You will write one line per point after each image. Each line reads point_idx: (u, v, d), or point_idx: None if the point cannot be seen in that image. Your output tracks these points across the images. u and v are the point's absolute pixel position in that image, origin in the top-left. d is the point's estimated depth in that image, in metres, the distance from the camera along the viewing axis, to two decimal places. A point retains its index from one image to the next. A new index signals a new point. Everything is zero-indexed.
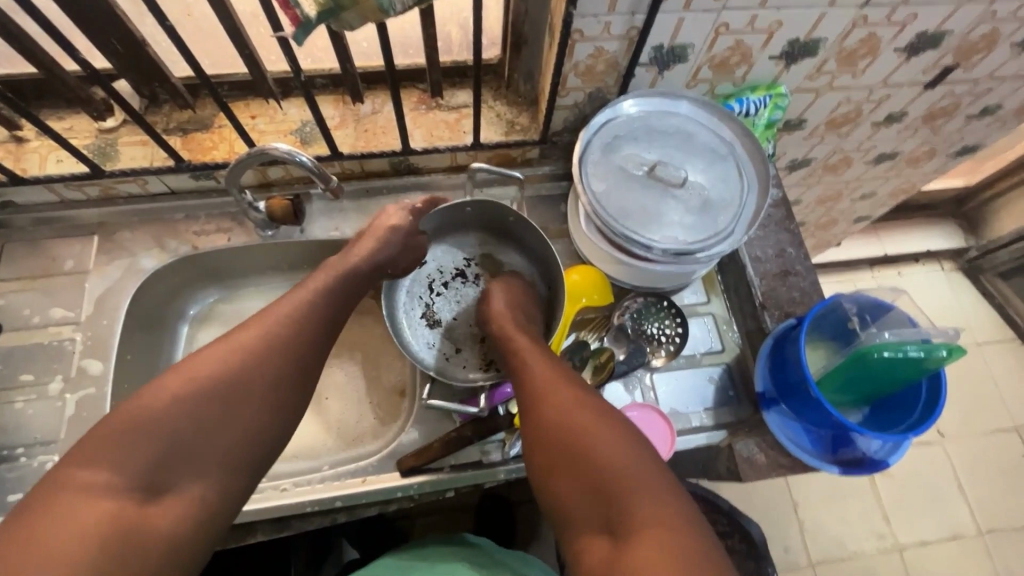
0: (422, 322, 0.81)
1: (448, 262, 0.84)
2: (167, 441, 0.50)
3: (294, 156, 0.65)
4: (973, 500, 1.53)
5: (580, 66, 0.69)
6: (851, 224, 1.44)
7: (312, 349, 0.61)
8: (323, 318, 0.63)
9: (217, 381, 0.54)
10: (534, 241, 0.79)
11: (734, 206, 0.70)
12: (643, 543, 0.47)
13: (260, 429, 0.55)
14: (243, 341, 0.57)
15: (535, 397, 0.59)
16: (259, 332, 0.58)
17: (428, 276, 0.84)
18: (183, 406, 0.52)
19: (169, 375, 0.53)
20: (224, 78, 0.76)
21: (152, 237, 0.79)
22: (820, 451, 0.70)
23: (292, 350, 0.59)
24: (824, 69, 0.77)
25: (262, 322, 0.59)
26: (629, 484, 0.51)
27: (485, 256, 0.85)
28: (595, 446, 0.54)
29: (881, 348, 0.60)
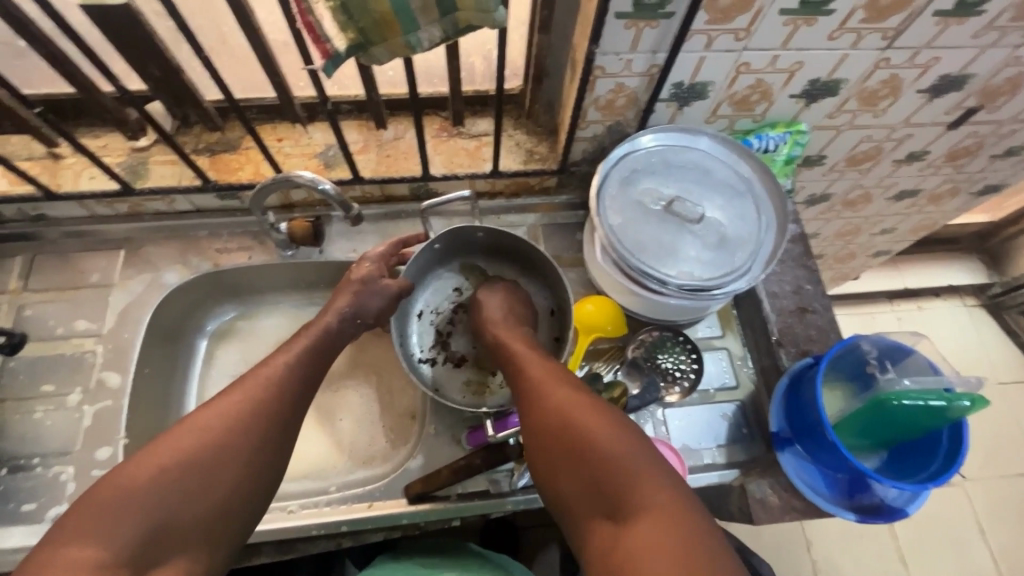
0: (449, 365, 0.81)
1: (439, 296, 0.84)
2: (159, 509, 0.49)
3: (318, 183, 0.67)
4: (996, 546, 1.48)
5: (600, 101, 0.70)
6: (870, 258, 1.42)
7: (299, 408, 0.61)
8: (307, 380, 0.63)
9: (207, 441, 0.53)
10: (521, 249, 0.81)
11: (751, 243, 0.69)
12: (640, 527, 0.47)
13: (252, 487, 0.54)
14: (232, 400, 0.56)
15: (528, 393, 0.60)
16: (248, 392, 0.57)
17: (433, 323, 0.83)
18: (177, 470, 0.50)
19: (156, 443, 0.52)
20: (253, 102, 0.78)
21: (176, 252, 0.81)
22: (835, 495, 0.68)
23: (279, 408, 0.58)
24: (845, 108, 0.77)
25: (249, 382, 0.58)
26: (622, 468, 0.50)
27: (472, 276, 0.85)
28: (585, 434, 0.53)
29: (902, 396, 0.60)
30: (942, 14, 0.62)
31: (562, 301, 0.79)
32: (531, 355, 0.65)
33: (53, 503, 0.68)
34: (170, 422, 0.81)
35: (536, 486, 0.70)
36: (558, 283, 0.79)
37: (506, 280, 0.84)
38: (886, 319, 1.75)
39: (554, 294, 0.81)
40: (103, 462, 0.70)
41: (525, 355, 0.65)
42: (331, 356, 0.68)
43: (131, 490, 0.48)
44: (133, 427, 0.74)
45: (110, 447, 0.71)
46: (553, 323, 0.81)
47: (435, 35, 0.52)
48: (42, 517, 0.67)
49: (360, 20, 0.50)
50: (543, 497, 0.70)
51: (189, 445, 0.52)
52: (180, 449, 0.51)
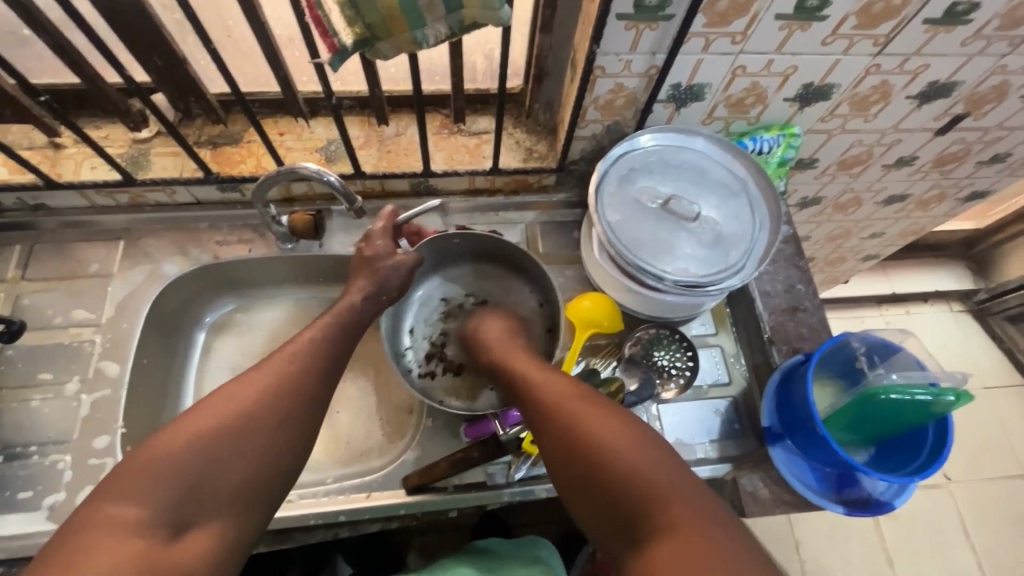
0: (449, 374, 0.82)
1: (427, 309, 0.86)
2: (192, 475, 0.50)
3: (323, 175, 0.68)
4: (980, 547, 1.50)
5: (600, 100, 0.71)
6: (860, 262, 1.45)
7: (329, 379, 0.61)
8: (338, 353, 0.64)
9: (239, 411, 0.54)
10: (498, 248, 0.83)
11: (745, 241, 0.71)
12: (666, 544, 0.48)
13: (280, 458, 0.55)
14: (265, 372, 0.57)
15: (541, 418, 0.60)
16: (279, 363, 0.59)
17: (426, 335, 0.85)
18: (211, 438, 0.52)
19: (193, 411, 0.53)
20: (257, 95, 0.79)
21: (175, 244, 0.82)
22: (824, 489, 0.70)
23: (309, 378, 0.59)
24: (837, 112, 0.79)
25: (282, 355, 0.59)
26: (644, 494, 0.51)
27: (457, 280, 0.87)
28: (604, 461, 0.54)
29: (888, 390, 0.61)
30: (931, 22, 0.64)
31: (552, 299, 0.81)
32: (540, 372, 0.65)
33: (50, 491, 0.68)
34: (167, 413, 0.81)
35: (533, 478, 0.71)
36: (541, 276, 0.81)
37: (489, 277, 0.86)
38: (874, 323, 1.79)
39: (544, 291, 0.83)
40: (101, 451, 0.70)
41: (533, 373, 0.65)
42: (360, 330, 0.69)
43: (167, 458, 0.50)
44: (131, 417, 0.74)
45: (108, 436, 0.71)
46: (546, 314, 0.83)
47: (441, 32, 0.53)
48: (39, 505, 0.67)
49: (368, 15, 0.51)
50: (538, 489, 0.71)
51: (222, 412, 0.53)
52: (215, 419, 0.53)
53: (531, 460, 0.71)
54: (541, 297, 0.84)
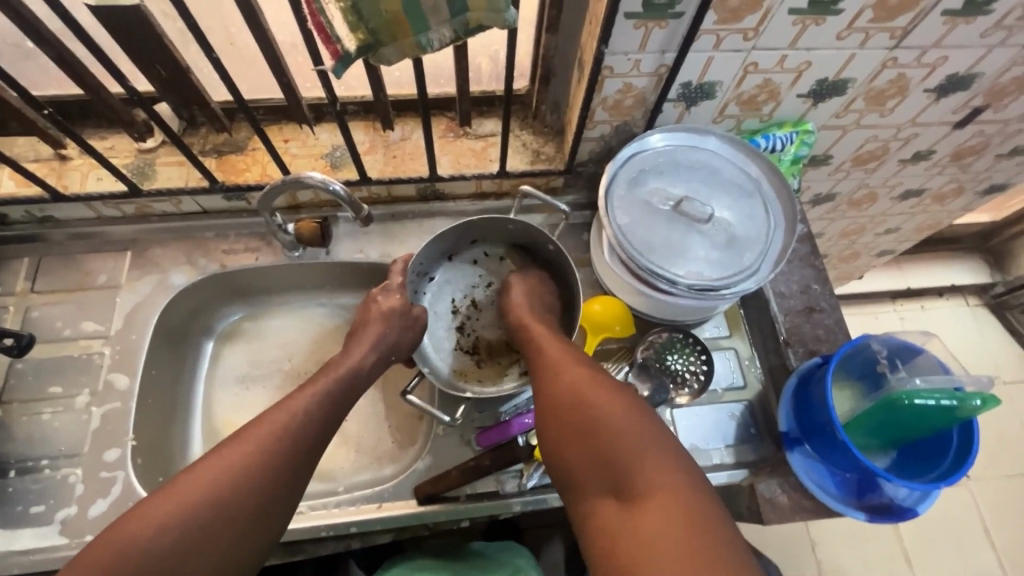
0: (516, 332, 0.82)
1: (460, 364, 0.81)
2: (166, 546, 0.50)
3: (328, 185, 0.67)
4: (1002, 546, 1.50)
5: (608, 101, 0.70)
6: (874, 258, 1.41)
7: (308, 448, 0.60)
8: (322, 427, 0.62)
9: (220, 488, 0.53)
10: (433, 248, 0.81)
11: (760, 243, 0.67)
12: (647, 509, 0.48)
13: (267, 529, 0.55)
14: (239, 447, 0.56)
15: (545, 378, 0.62)
16: (267, 434, 0.58)
17: (490, 353, 0.81)
18: (177, 519, 0.51)
19: (177, 482, 0.53)
20: (261, 102, 0.78)
21: (183, 254, 0.81)
22: (844, 495, 0.69)
23: (286, 451, 0.58)
24: (852, 108, 0.77)
25: (265, 423, 0.59)
26: (639, 458, 0.52)
27: (444, 314, 0.83)
28: (604, 422, 0.54)
29: (912, 395, 0.59)
30: (950, 13, 0.62)
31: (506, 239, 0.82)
32: (553, 340, 0.67)
33: (62, 506, 0.67)
34: (177, 424, 0.81)
35: (545, 487, 0.70)
36: (492, 226, 0.80)
37: (442, 287, 0.84)
38: (889, 319, 1.77)
39: (480, 245, 0.84)
40: (112, 464, 0.70)
41: (542, 338, 0.67)
42: (352, 398, 0.68)
43: (156, 526, 0.50)
44: (141, 429, 0.74)
45: (119, 449, 0.71)
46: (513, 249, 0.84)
47: (446, 36, 0.53)
48: (52, 519, 0.67)
49: (371, 20, 0.50)
50: (551, 498, 0.70)
51: (208, 490, 0.53)
52: (180, 498, 0.52)
53: (542, 468, 0.69)
54: (492, 244, 0.84)
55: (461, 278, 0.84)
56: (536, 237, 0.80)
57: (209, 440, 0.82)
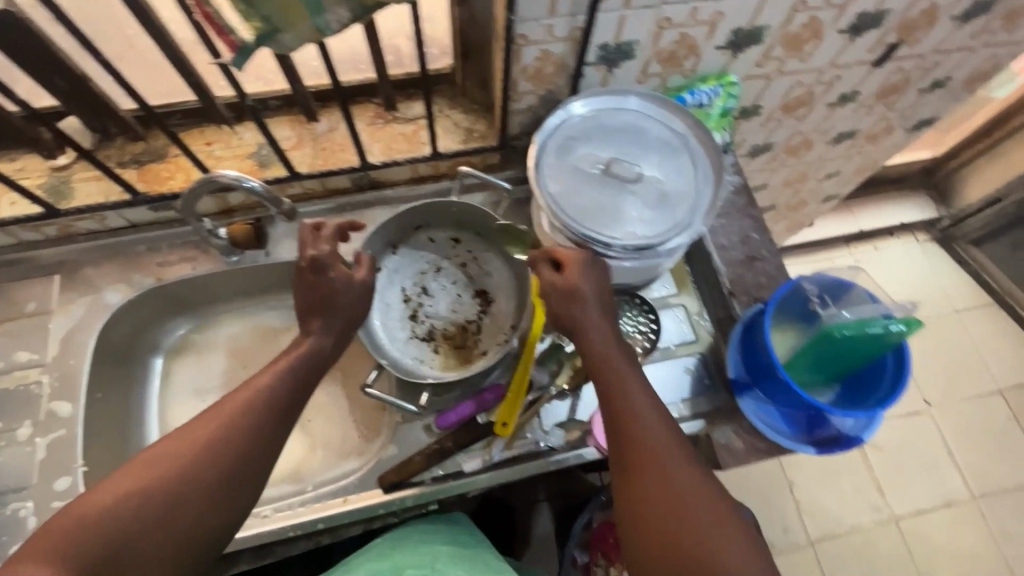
0: (473, 312, 0.81)
1: (417, 353, 0.79)
2: (125, 524, 0.49)
3: (243, 181, 0.65)
4: (964, 464, 1.59)
5: (528, 70, 0.70)
6: (821, 204, 1.44)
7: (272, 422, 0.59)
8: (286, 405, 0.61)
9: (180, 464, 0.53)
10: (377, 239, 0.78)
11: (691, 197, 0.68)
12: None
13: (225, 512, 0.55)
14: (202, 426, 0.56)
15: (641, 467, 0.56)
16: (230, 410, 0.57)
17: (447, 338, 0.80)
18: (140, 496, 0.51)
19: (140, 460, 0.53)
20: (175, 106, 0.75)
21: (116, 271, 0.79)
22: (795, 432, 0.71)
23: (249, 425, 0.57)
24: (771, 56, 0.78)
25: (230, 399, 0.59)
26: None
27: (395, 305, 0.80)
28: (708, 541, 0.51)
29: (842, 328, 0.61)
30: None
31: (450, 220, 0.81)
32: (644, 412, 0.59)
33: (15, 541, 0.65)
34: (133, 446, 0.79)
35: (509, 460, 0.71)
36: (434, 210, 0.79)
37: (390, 276, 0.81)
38: (845, 263, 1.82)
39: (423, 232, 0.82)
40: (64, 492, 0.68)
41: (633, 405, 0.59)
42: (313, 381, 0.65)
43: (116, 501, 0.50)
44: (91, 454, 0.72)
45: (70, 476, 0.69)
46: (457, 231, 0.83)
47: (343, 15, 0.51)
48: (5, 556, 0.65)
49: (262, 6, 0.49)
50: (515, 471, 0.71)
51: (171, 465, 0.53)
52: (139, 480, 0.52)
53: (504, 442, 0.71)
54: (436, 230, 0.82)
55: (409, 266, 0.82)
56: (483, 216, 0.79)
57: None
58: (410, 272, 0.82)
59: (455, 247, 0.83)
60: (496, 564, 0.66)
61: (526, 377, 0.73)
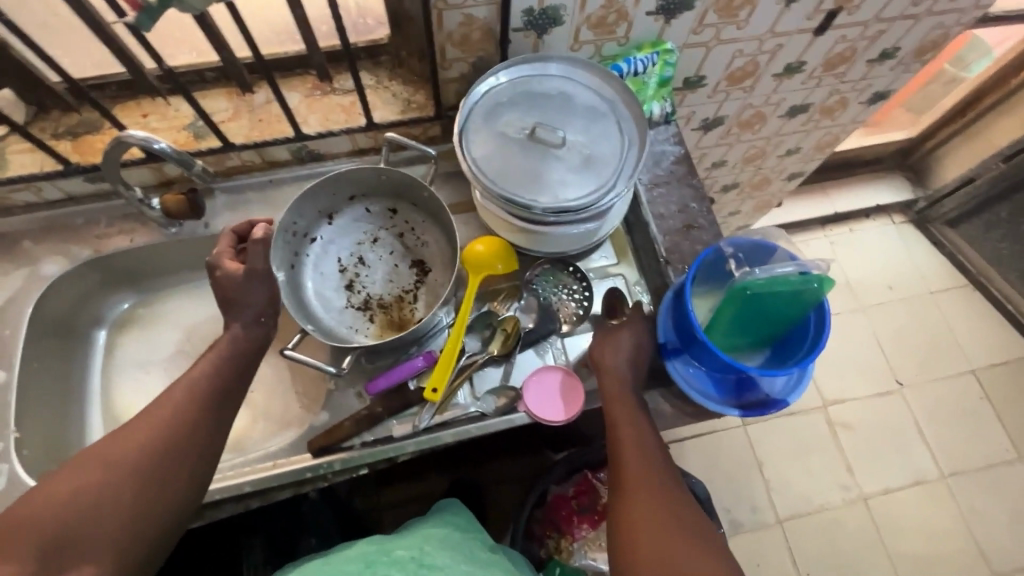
0: (407, 281, 0.82)
1: (349, 321, 0.80)
2: (69, 517, 0.51)
3: (151, 142, 0.65)
4: (934, 443, 1.59)
5: (454, 36, 0.70)
6: (787, 183, 1.43)
7: (218, 416, 0.61)
8: (227, 394, 0.63)
9: (123, 457, 0.55)
10: (306, 210, 0.79)
11: (616, 161, 0.68)
12: None
13: (169, 500, 0.56)
14: (149, 421, 0.57)
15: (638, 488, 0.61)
16: (170, 403, 0.59)
17: (381, 306, 0.81)
18: (84, 491, 0.52)
19: (86, 456, 0.55)
20: (108, 78, 0.75)
21: (54, 243, 0.79)
22: (723, 397, 0.71)
23: (195, 420, 0.59)
24: (706, 22, 0.78)
25: (172, 392, 0.60)
26: None
27: (329, 275, 0.81)
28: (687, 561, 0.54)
29: (752, 286, 0.61)
30: None
31: (383, 190, 0.82)
32: (641, 440, 0.64)
33: None
34: (74, 416, 0.80)
35: (438, 425, 0.72)
36: (363, 179, 0.79)
37: (325, 246, 0.82)
38: (819, 244, 1.82)
39: (358, 203, 0.83)
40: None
41: (634, 431, 0.65)
42: (251, 368, 0.66)
43: (60, 496, 0.51)
44: (27, 422, 0.73)
45: (2, 443, 0.69)
46: (391, 201, 0.83)
47: None
48: None
49: None
50: (443, 436, 0.71)
51: (113, 458, 0.54)
52: (89, 476, 0.53)
53: (434, 408, 0.71)
54: (371, 200, 0.83)
55: (344, 237, 0.83)
56: (412, 185, 0.79)
57: (109, 429, 0.81)
58: (344, 243, 0.83)
59: (390, 218, 0.84)
60: (482, 553, 0.65)
61: (457, 344, 0.73)
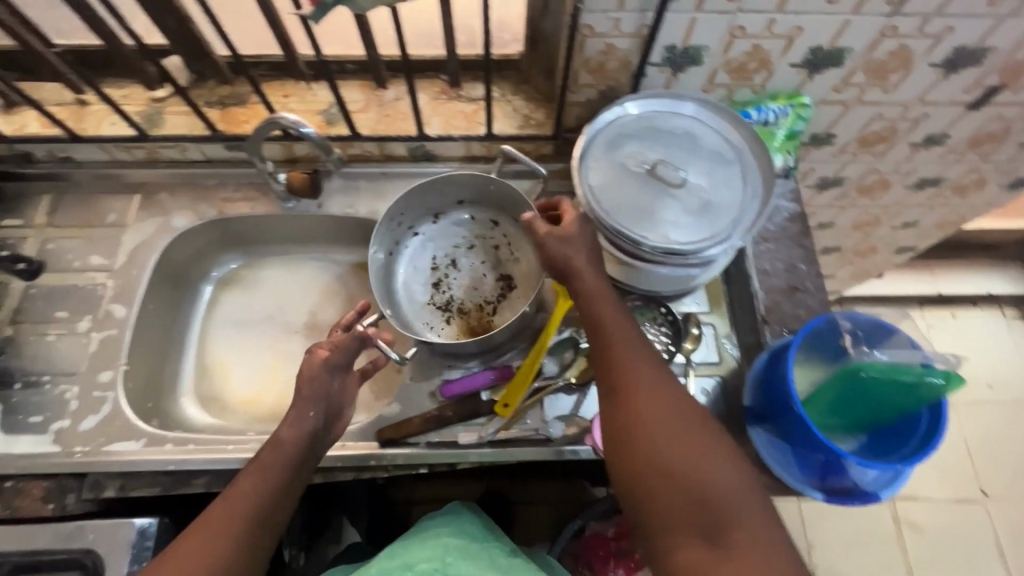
0: (490, 295, 0.83)
1: (427, 317, 0.82)
2: None
3: (300, 127, 0.69)
4: (1016, 567, 1.43)
5: (591, 63, 0.70)
6: (893, 255, 1.34)
7: (318, 459, 0.63)
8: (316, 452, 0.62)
9: (235, 525, 0.53)
10: (412, 206, 0.82)
11: (734, 211, 0.66)
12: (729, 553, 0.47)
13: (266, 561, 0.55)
14: (255, 482, 0.56)
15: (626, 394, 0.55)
16: (275, 462, 0.58)
17: (460, 311, 0.82)
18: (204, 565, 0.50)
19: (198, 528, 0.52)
20: (262, 58, 0.82)
21: (185, 199, 0.86)
22: (806, 475, 0.67)
23: (293, 479, 0.58)
24: (851, 81, 0.74)
25: (275, 448, 0.58)
26: (712, 499, 0.49)
27: (419, 270, 0.84)
28: (689, 472, 0.51)
29: (870, 368, 0.57)
30: None
31: (490, 201, 0.83)
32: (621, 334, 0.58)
33: (57, 418, 0.73)
34: (172, 359, 0.86)
35: (502, 441, 0.72)
36: (474, 188, 0.82)
37: (423, 242, 0.86)
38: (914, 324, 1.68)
39: (464, 209, 0.85)
40: (104, 384, 0.75)
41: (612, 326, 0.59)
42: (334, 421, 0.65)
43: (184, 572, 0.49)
44: (134, 356, 0.79)
45: (112, 372, 0.76)
46: (496, 215, 0.85)
47: None
48: (46, 429, 0.72)
49: None
50: (505, 454, 0.71)
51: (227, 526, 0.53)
52: (208, 545, 0.51)
53: (502, 422, 0.72)
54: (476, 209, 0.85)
55: (442, 238, 0.86)
56: (518, 204, 0.80)
57: (199, 377, 0.87)
58: (439, 243, 0.85)
59: (492, 230, 0.85)
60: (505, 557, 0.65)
61: (535, 364, 0.73)
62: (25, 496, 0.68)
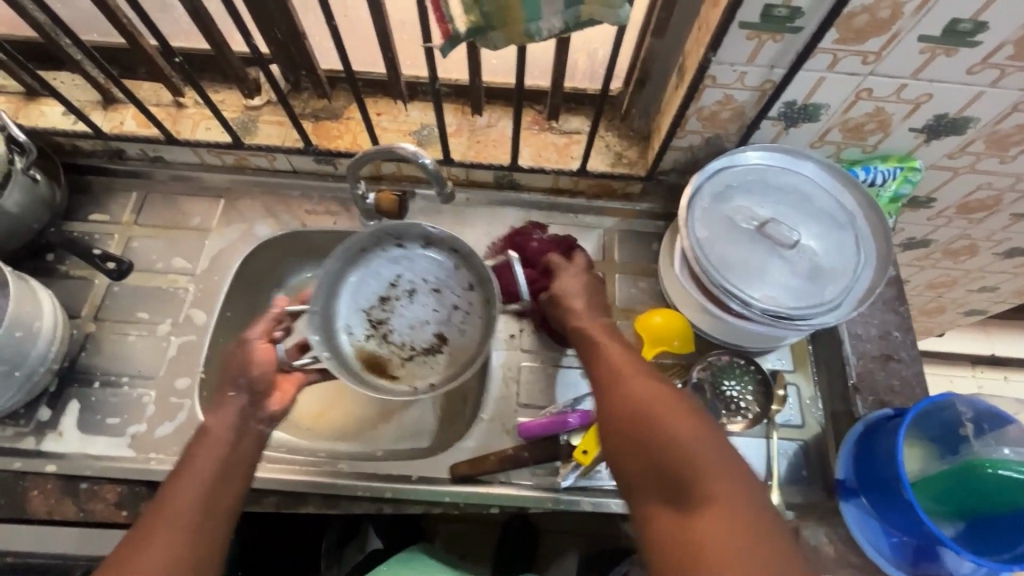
0: (409, 346, 0.78)
1: (354, 321, 0.77)
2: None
3: (418, 157, 0.67)
4: None
5: (704, 111, 0.68)
6: (961, 316, 1.30)
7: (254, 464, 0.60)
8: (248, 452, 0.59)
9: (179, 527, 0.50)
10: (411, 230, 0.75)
11: (846, 278, 0.64)
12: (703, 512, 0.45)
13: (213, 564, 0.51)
14: (190, 481, 0.54)
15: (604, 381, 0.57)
16: (210, 458, 0.56)
17: (380, 336, 0.78)
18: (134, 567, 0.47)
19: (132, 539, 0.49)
20: (361, 74, 0.82)
21: (268, 207, 0.86)
22: (898, 558, 0.64)
23: (231, 481, 0.56)
24: (969, 150, 0.72)
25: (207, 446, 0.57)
26: (691, 456, 0.47)
27: (373, 280, 0.78)
28: (663, 432, 0.49)
29: (998, 464, 0.58)
30: None
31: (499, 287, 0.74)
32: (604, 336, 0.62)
33: (133, 421, 0.72)
34: None
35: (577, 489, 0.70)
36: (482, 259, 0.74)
37: (402, 258, 0.78)
38: (965, 384, 1.63)
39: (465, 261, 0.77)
40: (181, 391, 0.75)
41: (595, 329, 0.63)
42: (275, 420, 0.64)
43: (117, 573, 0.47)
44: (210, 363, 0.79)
45: (189, 378, 0.75)
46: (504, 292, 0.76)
47: (556, 27, 0.53)
48: (123, 432, 0.72)
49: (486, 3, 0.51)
50: (581, 502, 0.69)
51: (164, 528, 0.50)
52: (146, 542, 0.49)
53: (580, 470, 0.69)
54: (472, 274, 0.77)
55: (427, 270, 0.78)
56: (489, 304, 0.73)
57: None
58: (416, 272, 0.78)
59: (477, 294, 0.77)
60: None
61: None
62: (98, 500, 0.67)
